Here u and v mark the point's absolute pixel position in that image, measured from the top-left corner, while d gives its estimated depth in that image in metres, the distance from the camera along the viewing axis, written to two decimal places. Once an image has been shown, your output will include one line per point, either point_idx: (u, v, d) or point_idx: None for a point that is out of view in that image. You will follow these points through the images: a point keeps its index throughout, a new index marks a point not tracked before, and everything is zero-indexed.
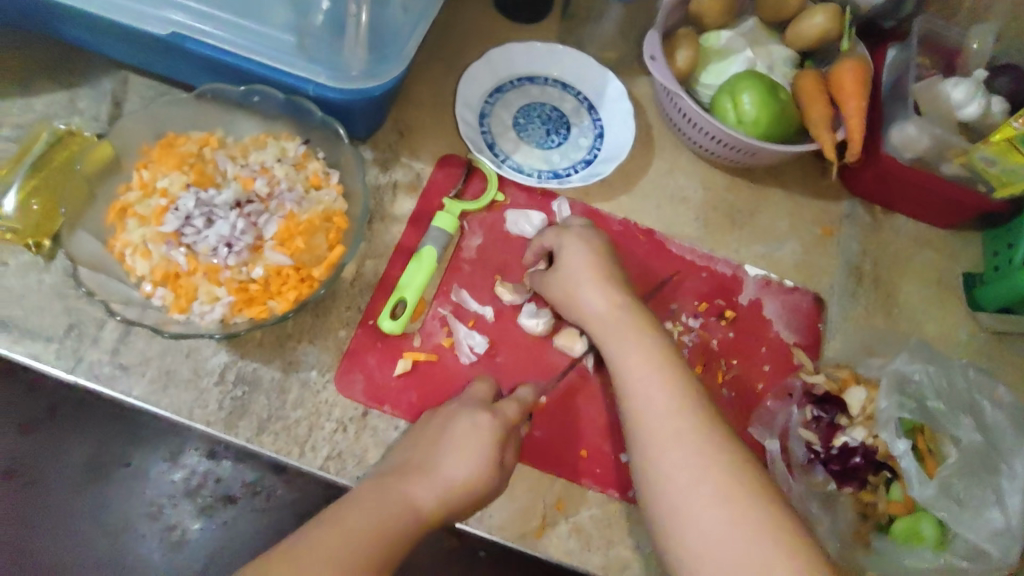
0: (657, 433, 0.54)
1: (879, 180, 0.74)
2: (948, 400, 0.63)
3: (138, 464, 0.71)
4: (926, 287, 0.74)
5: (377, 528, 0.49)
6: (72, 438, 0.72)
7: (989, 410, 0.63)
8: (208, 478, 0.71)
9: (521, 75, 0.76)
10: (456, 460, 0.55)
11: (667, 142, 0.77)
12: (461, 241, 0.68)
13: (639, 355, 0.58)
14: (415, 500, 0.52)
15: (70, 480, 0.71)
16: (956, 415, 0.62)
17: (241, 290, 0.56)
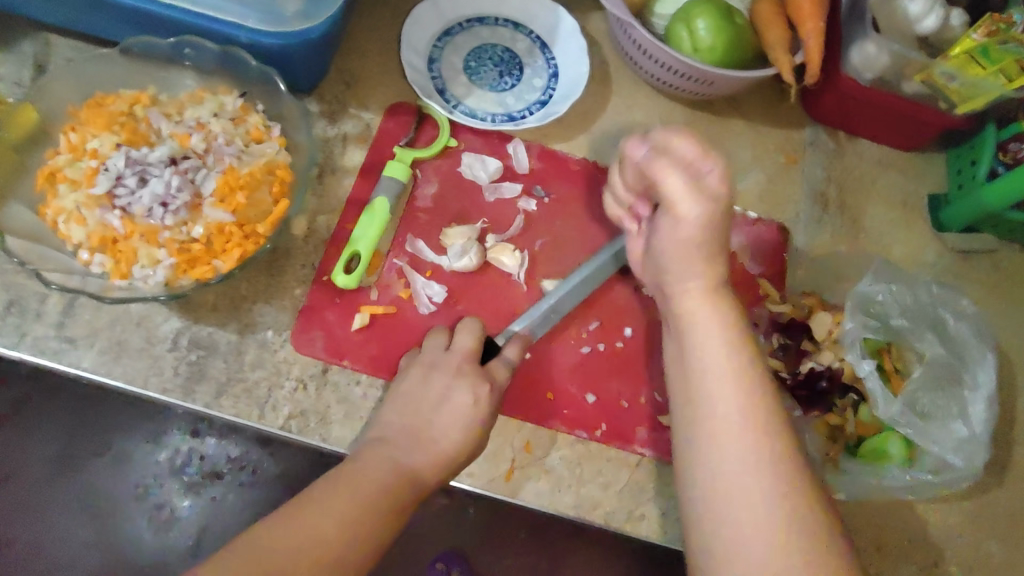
0: (718, 427, 0.49)
1: (840, 104, 0.72)
2: (911, 317, 0.62)
3: (119, 450, 0.64)
4: (892, 210, 0.74)
5: (372, 489, 0.50)
6: (41, 431, 0.64)
7: (952, 324, 0.63)
8: (192, 455, 0.64)
9: (470, 16, 0.73)
10: (448, 421, 0.55)
11: (624, 78, 0.75)
12: (414, 190, 0.66)
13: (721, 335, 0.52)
14: (409, 463, 0.53)
15: (41, 472, 0.64)
16: (922, 331, 0.62)
17: (183, 250, 0.54)
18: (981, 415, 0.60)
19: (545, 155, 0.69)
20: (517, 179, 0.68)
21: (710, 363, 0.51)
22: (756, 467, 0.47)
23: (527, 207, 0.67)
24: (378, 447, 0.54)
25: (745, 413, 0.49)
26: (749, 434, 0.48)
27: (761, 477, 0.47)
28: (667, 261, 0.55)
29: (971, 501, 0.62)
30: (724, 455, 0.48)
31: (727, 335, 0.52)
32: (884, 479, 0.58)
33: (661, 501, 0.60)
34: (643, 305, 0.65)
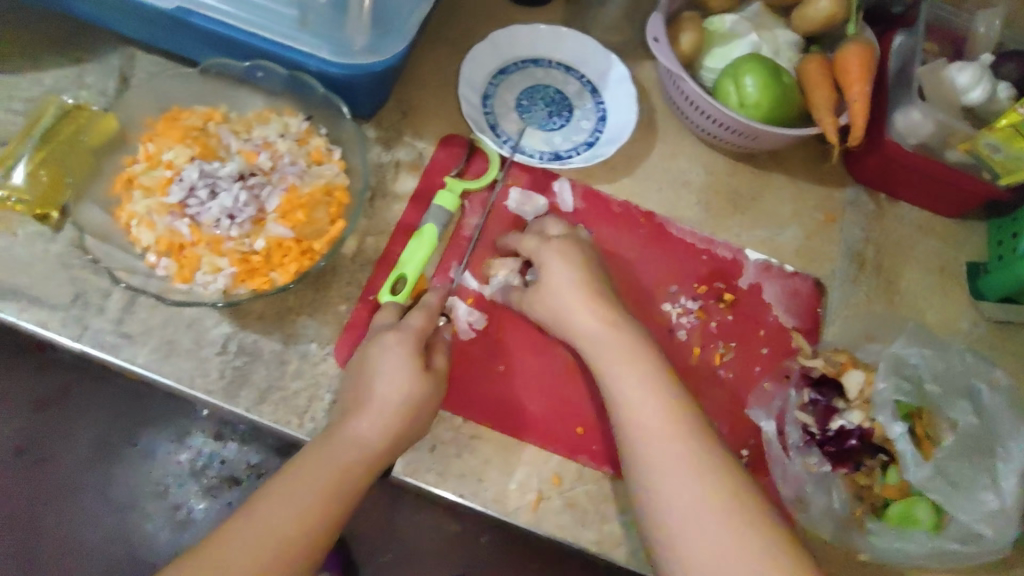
0: (658, 457, 0.52)
1: (882, 166, 0.74)
2: (943, 384, 0.63)
3: (145, 444, 0.80)
4: (929, 275, 0.74)
5: (322, 470, 0.52)
6: (88, 416, 0.80)
7: (987, 396, 0.63)
8: (214, 459, 0.79)
9: (525, 57, 0.77)
10: (387, 386, 0.55)
11: (669, 127, 0.77)
12: (462, 220, 0.68)
13: (653, 402, 0.54)
14: (358, 432, 0.54)
15: (81, 456, 0.79)
16: (953, 398, 0.62)
17: (243, 260, 0.56)
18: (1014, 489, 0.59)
19: (589, 195, 0.72)
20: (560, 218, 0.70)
21: (663, 443, 0.52)
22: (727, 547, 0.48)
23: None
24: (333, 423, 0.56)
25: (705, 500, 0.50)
26: (720, 520, 0.49)
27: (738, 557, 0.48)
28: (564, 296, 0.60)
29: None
30: (676, 511, 0.50)
31: (636, 377, 0.56)
32: (911, 544, 0.58)
33: None
34: (674, 348, 0.66)
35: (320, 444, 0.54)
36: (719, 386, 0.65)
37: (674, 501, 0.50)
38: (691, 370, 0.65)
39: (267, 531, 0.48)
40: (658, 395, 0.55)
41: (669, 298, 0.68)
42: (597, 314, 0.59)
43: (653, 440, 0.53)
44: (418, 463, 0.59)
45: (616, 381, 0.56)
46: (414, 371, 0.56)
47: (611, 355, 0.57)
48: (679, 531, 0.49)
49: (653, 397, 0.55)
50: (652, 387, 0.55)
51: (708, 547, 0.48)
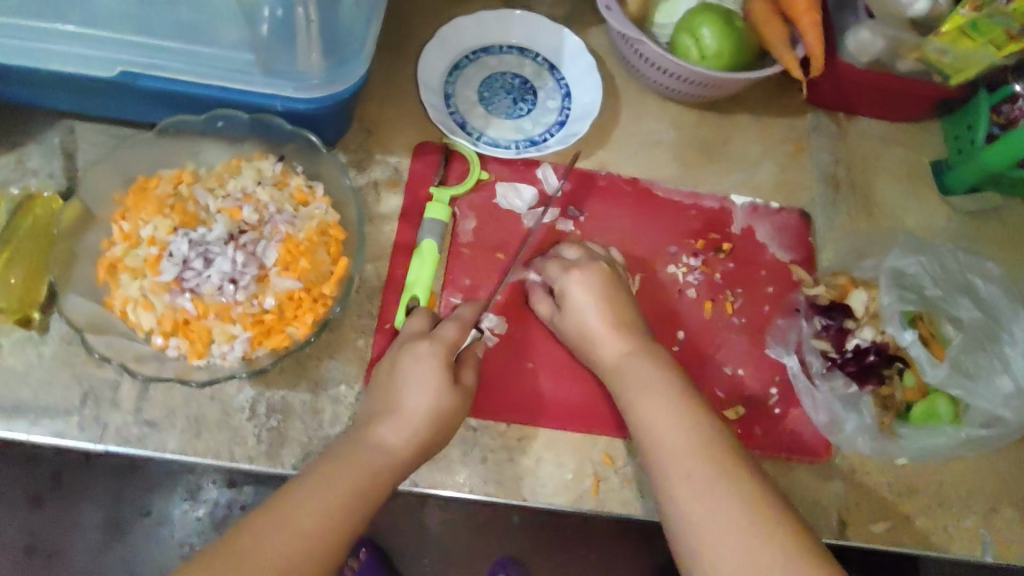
0: (673, 451, 0.52)
1: (838, 88, 0.76)
2: (944, 286, 0.67)
3: (159, 510, 0.75)
4: (900, 181, 0.78)
5: (351, 476, 0.50)
6: (87, 498, 0.75)
7: (982, 287, 0.67)
8: (235, 506, 0.75)
9: (475, 48, 0.75)
10: (415, 394, 0.55)
11: (630, 90, 0.78)
12: (456, 228, 0.68)
13: (677, 401, 0.54)
14: (385, 441, 0.54)
15: (94, 540, 0.75)
16: (953, 296, 0.66)
17: (257, 322, 0.55)
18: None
19: (573, 175, 0.72)
20: (550, 203, 0.70)
21: (680, 437, 0.52)
22: (750, 530, 0.47)
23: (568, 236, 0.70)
24: (356, 434, 0.55)
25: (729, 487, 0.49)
26: (738, 505, 0.48)
27: (759, 539, 0.47)
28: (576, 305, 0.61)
29: (1016, 448, 0.66)
30: (690, 500, 0.49)
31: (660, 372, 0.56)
32: (941, 439, 0.63)
33: None
34: (688, 307, 0.68)
35: (343, 451, 0.53)
36: (737, 334, 0.67)
37: (689, 493, 0.50)
38: (708, 325, 0.68)
39: (297, 527, 0.46)
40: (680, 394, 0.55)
41: (671, 259, 0.70)
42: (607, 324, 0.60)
43: (678, 438, 0.52)
44: (473, 476, 0.60)
45: (633, 390, 0.56)
46: (444, 385, 0.56)
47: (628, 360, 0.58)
48: (700, 521, 0.48)
49: (672, 396, 0.54)
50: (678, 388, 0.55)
51: (731, 532, 0.47)
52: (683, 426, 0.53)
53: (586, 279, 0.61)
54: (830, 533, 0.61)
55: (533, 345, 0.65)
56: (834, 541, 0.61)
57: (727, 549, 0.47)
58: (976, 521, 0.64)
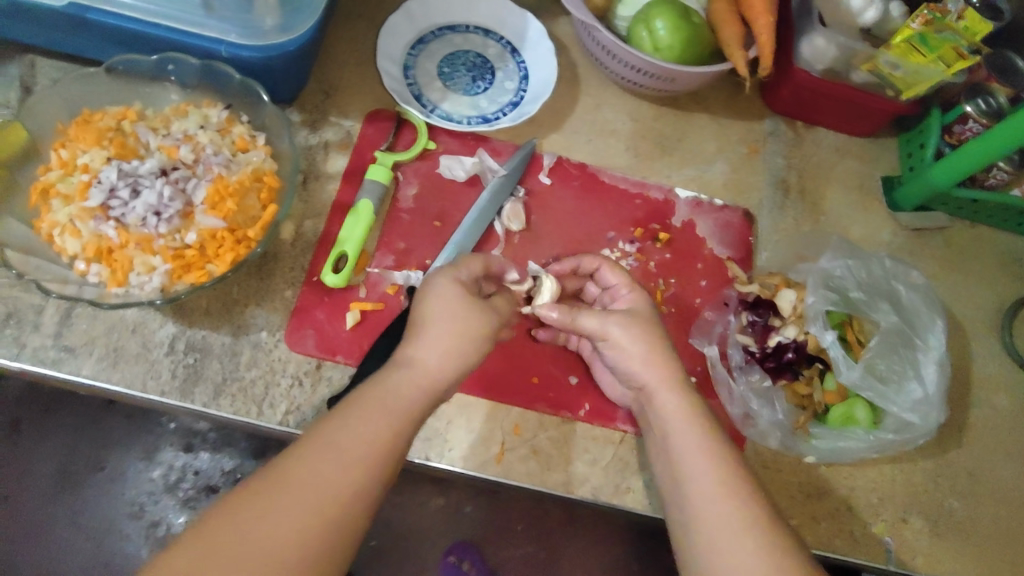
0: (695, 500, 0.49)
1: (794, 95, 0.78)
2: (867, 289, 0.68)
3: (113, 467, 0.75)
4: (849, 192, 0.80)
5: (397, 403, 0.47)
6: (43, 447, 0.74)
7: (904, 293, 0.68)
8: (186, 471, 0.74)
9: (443, 24, 0.77)
10: (453, 318, 0.51)
11: (591, 81, 0.80)
12: (397, 193, 0.69)
13: (722, 508, 0.48)
14: (427, 359, 0.49)
15: (44, 490, 0.74)
16: (876, 301, 0.67)
17: (177, 256, 0.56)
18: (933, 376, 0.64)
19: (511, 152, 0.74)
20: (476, 181, 0.71)
21: (696, 484, 0.49)
22: None
23: (511, 228, 0.70)
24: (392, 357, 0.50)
25: (746, 560, 0.45)
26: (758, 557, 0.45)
27: None
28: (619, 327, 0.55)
29: (930, 458, 0.67)
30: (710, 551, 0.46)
31: (675, 398, 0.53)
32: (856, 442, 0.63)
33: (645, 475, 0.62)
34: None
35: (343, 425, 0.45)
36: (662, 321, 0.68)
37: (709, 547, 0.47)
38: None
39: (280, 526, 0.41)
40: (693, 432, 0.52)
41: (607, 244, 0.71)
42: (640, 349, 0.55)
43: (718, 542, 0.46)
44: None
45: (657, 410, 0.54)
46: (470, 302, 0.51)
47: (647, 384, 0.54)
48: None
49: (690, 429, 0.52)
50: (722, 496, 0.48)
51: None
52: (702, 468, 0.49)
53: (632, 341, 0.55)
54: None
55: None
56: (821, 552, 0.61)
57: None
58: (883, 527, 0.63)
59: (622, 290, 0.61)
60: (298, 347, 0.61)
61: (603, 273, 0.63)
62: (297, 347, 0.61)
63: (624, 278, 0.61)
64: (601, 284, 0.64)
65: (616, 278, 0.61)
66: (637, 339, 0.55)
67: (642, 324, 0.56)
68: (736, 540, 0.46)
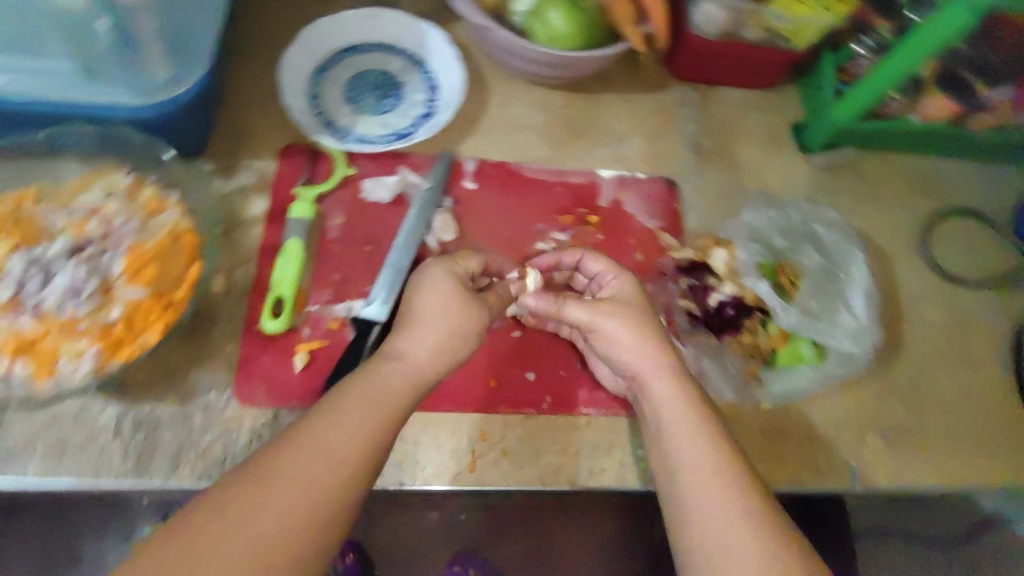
0: (682, 449, 0.51)
1: (694, 60, 0.81)
2: (789, 236, 0.72)
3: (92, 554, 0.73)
4: (761, 144, 0.83)
5: (386, 399, 0.48)
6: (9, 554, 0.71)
7: (823, 232, 0.72)
8: None
9: (342, 47, 0.77)
10: (441, 326, 0.53)
11: (497, 80, 0.81)
12: (324, 225, 0.69)
13: (706, 456, 0.51)
14: (414, 363, 0.51)
15: None
16: (799, 245, 0.71)
17: (104, 335, 0.54)
18: (863, 305, 0.67)
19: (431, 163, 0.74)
20: (400, 198, 0.71)
21: (681, 434, 0.52)
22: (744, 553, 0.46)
23: (444, 239, 0.70)
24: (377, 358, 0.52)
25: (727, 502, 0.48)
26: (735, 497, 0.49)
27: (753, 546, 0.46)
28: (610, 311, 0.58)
29: (875, 381, 0.70)
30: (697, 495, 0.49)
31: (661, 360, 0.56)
32: (803, 379, 0.67)
33: (614, 453, 0.64)
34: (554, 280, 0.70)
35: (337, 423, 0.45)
36: None
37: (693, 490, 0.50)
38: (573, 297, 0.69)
39: (270, 515, 0.41)
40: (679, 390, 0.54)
41: (539, 237, 0.73)
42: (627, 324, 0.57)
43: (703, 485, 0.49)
44: None
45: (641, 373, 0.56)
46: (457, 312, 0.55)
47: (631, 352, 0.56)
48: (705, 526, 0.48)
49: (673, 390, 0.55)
50: (704, 443, 0.51)
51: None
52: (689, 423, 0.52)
53: (619, 329, 0.57)
54: None
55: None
56: (792, 489, 0.64)
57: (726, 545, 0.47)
58: (845, 454, 0.67)
59: (607, 277, 0.63)
60: (249, 401, 0.60)
61: (586, 263, 0.64)
62: (249, 401, 0.60)
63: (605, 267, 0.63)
64: (586, 273, 0.66)
65: (598, 267, 0.63)
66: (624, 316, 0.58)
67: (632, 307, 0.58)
68: (712, 485, 0.49)
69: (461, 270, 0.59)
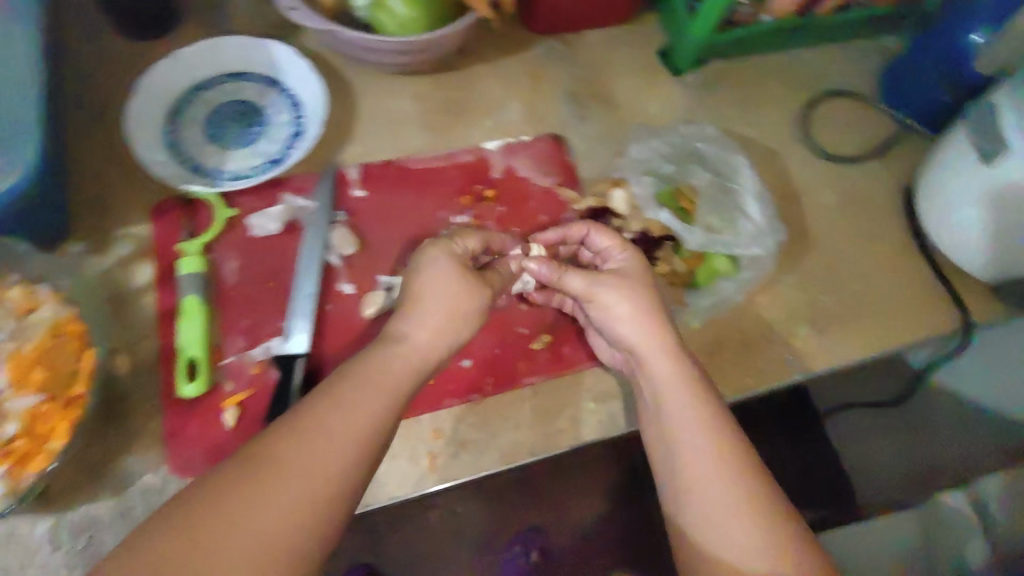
0: (664, 379, 0.56)
1: (549, 12, 0.81)
2: (675, 159, 0.76)
3: None
4: (635, 77, 0.84)
5: (393, 387, 0.51)
6: None
7: (703, 148, 0.77)
8: None
9: (189, 87, 0.73)
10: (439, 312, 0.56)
11: (360, 79, 0.78)
12: (218, 274, 0.66)
13: (683, 384, 0.55)
14: (409, 360, 0.53)
15: None
16: (684, 166, 0.76)
17: (6, 453, 0.51)
18: (758, 210, 0.72)
19: (312, 182, 0.71)
20: (289, 226, 0.69)
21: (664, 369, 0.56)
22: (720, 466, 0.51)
23: (347, 253, 0.68)
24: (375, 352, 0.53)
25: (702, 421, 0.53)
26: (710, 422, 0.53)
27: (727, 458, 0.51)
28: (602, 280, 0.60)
29: (789, 274, 0.74)
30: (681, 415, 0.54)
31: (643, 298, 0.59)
32: (724, 292, 0.70)
33: (566, 413, 0.65)
34: None
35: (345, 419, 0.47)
36: None
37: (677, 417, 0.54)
38: None
39: (284, 499, 0.42)
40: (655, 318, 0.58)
41: (442, 225, 0.71)
42: (621, 285, 0.59)
43: (682, 412, 0.54)
44: None
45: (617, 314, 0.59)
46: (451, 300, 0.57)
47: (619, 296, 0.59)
48: (690, 444, 0.52)
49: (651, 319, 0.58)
50: (685, 372, 0.56)
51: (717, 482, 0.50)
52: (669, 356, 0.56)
53: (619, 300, 0.59)
54: None
55: (332, 365, 0.63)
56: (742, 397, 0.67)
57: (703, 461, 0.51)
58: (780, 349, 0.69)
59: (614, 252, 0.64)
60: (188, 472, 0.58)
61: (592, 236, 0.66)
62: (188, 472, 0.58)
63: (612, 241, 0.64)
64: (592, 248, 0.67)
65: (606, 242, 0.65)
66: (618, 280, 0.60)
67: (631, 274, 0.61)
68: (693, 413, 0.53)
69: (460, 250, 0.62)
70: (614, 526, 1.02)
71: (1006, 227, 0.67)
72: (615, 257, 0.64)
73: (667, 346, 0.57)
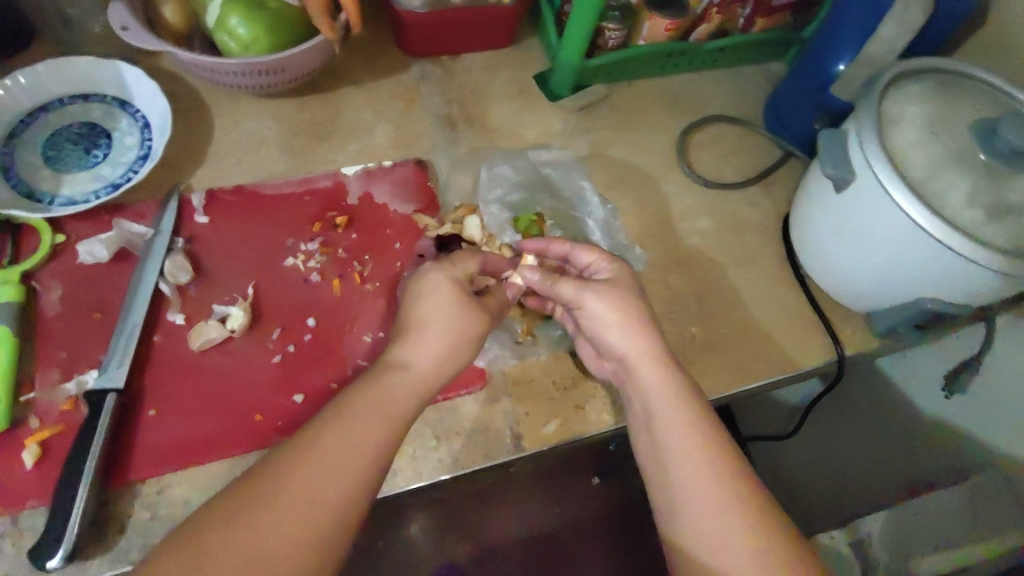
0: (649, 401, 0.56)
1: (419, 35, 0.79)
2: (525, 189, 0.76)
3: None
4: (511, 101, 0.82)
5: (390, 411, 0.51)
6: None
7: (553, 175, 0.78)
8: None
9: (30, 109, 0.70)
10: (435, 331, 0.56)
11: (219, 102, 0.76)
12: (39, 303, 0.62)
13: (676, 405, 0.55)
14: (397, 387, 0.53)
15: None
16: (535, 196, 0.76)
17: None
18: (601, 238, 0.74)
19: (152, 208, 0.69)
20: (121, 256, 0.66)
21: (656, 390, 0.56)
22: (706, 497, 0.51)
23: (180, 282, 0.65)
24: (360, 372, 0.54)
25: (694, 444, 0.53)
26: (701, 447, 0.53)
27: (714, 483, 0.52)
28: (598, 301, 0.59)
29: (659, 303, 0.72)
30: (671, 437, 0.54)
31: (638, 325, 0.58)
32: None
33: (407, 449, 0.62)
34: (315, 292, 0.66)
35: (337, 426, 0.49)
36: (370, 300, 0.67)
37: (672, 445, 0.53)
38: (338, 303, 0.66)
39: (283, 525, 0.44)
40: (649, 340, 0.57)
41: (289, 252, 0.68)
42: (620, 311, 0.58)
43: (671, 437, 0.54)
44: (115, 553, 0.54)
45: (612, 334, 0.58)
46: (445, 325, 0.56)
47: (614, 321, 0.58)
48: (678, 466, 0.53)
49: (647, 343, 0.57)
50: (678, 396, 0.55)
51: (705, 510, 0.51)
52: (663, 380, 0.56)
53: (604, 310, 0.58)
54: (507, 450, 0.62)
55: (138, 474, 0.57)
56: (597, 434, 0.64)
57: (692, 485, 0.52)
58: None
59: (602, 265, 0.62)
60: None
61: (577, 254, 0.64)
62: None
63: (601, 263, 0.62)
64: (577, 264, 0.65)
65: (591, 258, 0.63)
66: (608, 299, 0.59)
67: (626, 295, 0.59)
68: (686, 436, 0.53)
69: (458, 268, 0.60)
70: (592, 545, 1.02)
71: (880, 285, 0.67)
72: (602, 270, 0.62)
73: (662, 371, 0.56)
